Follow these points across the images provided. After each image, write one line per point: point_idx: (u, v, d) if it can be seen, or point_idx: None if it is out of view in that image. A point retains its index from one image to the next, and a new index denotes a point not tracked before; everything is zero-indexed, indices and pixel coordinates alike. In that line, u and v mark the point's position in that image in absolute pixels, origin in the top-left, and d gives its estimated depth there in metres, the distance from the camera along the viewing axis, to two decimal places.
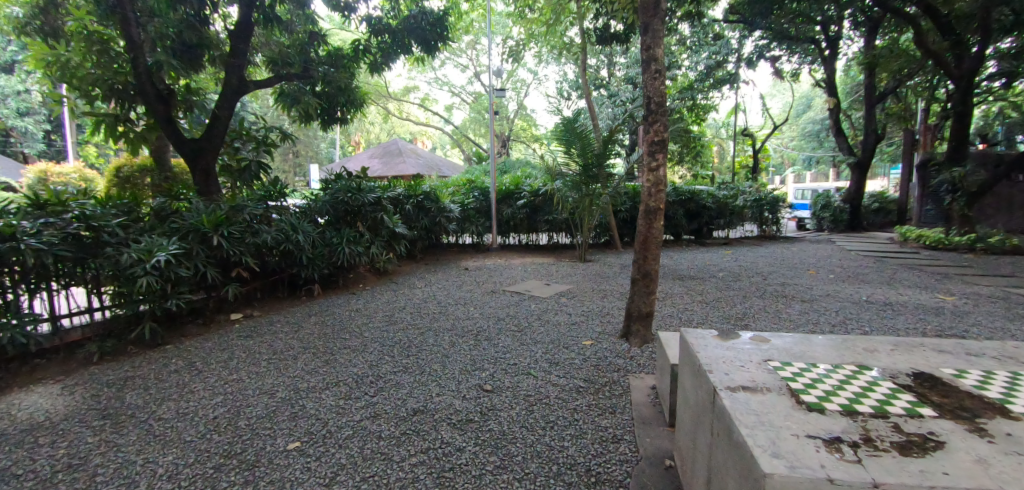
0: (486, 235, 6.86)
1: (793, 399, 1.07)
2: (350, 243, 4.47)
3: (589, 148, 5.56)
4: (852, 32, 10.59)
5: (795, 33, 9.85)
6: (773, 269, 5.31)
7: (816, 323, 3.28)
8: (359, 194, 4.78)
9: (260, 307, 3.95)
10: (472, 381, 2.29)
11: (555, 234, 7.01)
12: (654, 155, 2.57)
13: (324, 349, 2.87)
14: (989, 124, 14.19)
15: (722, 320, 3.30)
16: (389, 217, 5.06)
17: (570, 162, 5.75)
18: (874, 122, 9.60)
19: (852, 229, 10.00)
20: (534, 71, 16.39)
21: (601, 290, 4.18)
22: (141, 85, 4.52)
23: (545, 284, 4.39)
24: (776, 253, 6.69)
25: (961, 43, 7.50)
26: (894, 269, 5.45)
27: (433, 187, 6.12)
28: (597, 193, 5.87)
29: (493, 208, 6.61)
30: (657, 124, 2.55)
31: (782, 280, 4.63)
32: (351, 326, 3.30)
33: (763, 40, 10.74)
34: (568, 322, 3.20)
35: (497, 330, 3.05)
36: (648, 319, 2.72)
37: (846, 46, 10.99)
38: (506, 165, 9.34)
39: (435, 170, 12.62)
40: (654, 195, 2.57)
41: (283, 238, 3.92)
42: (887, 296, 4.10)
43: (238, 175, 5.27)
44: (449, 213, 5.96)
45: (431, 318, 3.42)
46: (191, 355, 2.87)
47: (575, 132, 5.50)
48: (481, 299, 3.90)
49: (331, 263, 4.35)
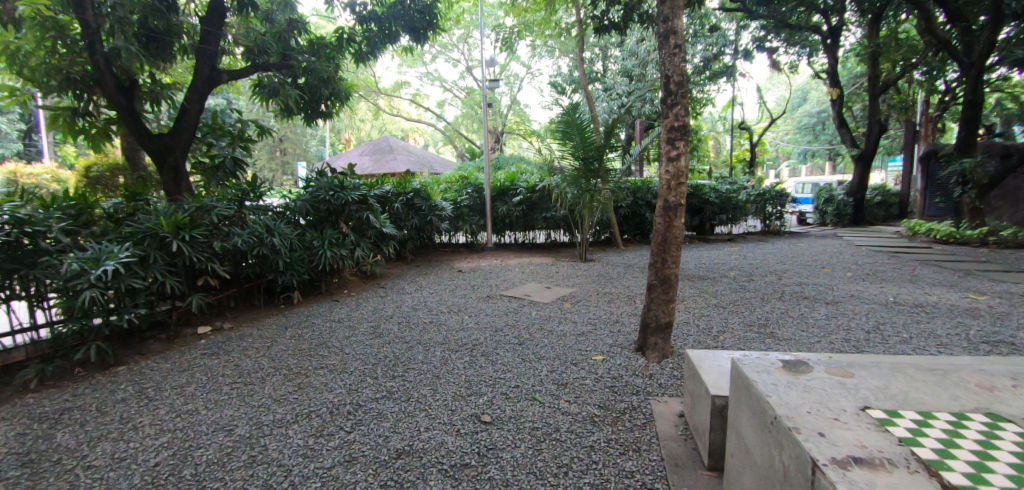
0: (480, 233, 6.52)
1: (935, 482, 0.75)
2: (332, 246, 4.09)
3: (589, 142, 5.21)
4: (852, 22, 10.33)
5: (796, 22, 9.57)
6: (786, 267, 4.99)
7: (848, 329, 2.96)
8: (342, 192, 4.40)
9: (233, 318, 3.59)
10: (467, 410, 1.95)
11: (553, 232, 6.67)
12: (674, 142, 2.22)
13: (297, 370, 2.51)
14: (989, 115, 13.98)
15: (745, 328, 2.97)
16: (375, 216, 4.68)
17: (569, 156, 5.40)
18: (878, 113, 9.34)
19: (856, 223, 9.75)
20: (528, 64, 16.03)
21: (607, 293, 3.85)
22: (100, 76, 4.11)
23: (545, 288, 4.04)
24: (785, 250, 6.38)
25: (971, 30, 7.20)
26: (913, 265, 5.15)
27: (424, 184, 5.74)
28: (598, 189, 5.53)
29: (487, 205, 6.26)
30: (676, 107, 2.21)
31: (799, 280, 4.31)
32: (331, 341, 2.93)
33: (762, 30, 10.47)
34: (574, 333, 2.86)
35: (496, 344, 2.70)
36: (667, 330, 2.39)
37: (846, 37, 10.76)
38: (501, 161, 8.99)
39: (427, 167, 12.24)
40: (675, 189, 2.23)
41: (257, 242, 3.55)
42: (915, 296, 3.79)
43: (211, 172, 4.86)
44: (442, 211, 5.61)
45: (420, 329, 3.06)
46: (144, 380, 2.50)
47: (574, 124, 5.14)
48: (476, 306, 3.55)
49: (313, 268, 3.98)
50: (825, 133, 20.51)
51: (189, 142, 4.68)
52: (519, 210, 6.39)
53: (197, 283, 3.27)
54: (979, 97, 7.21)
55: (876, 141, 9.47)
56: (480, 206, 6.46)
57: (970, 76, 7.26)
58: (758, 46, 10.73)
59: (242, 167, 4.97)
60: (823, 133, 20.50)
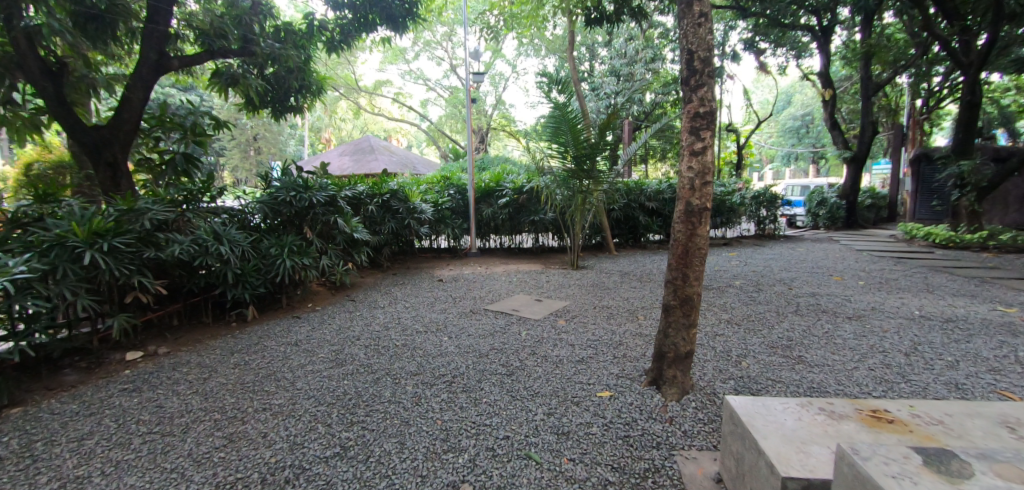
0: (463, 237, 6.05)
1: None
2: (294, 254, 3.59)
3: (582, 140, 4.77)
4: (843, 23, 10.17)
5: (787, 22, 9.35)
6: (791, 275, 4.65)
7: (883, 351, 2.58)
8: (306, 192, 3.88)
9: (173, 341, 3.07)
10: (441, 476, 1.51)
11: (540, 236, 6.25)
12: (700, 130, 1.81)
13: (233, 414, 2.02)
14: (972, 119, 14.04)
15: (767, 351, 2.57)
16: (345, 220, 4.18)
17: (560, 156, 4.97)
18: (870, 114, 9.15)
19: (849, 226, 9.55)
20: (513, 63, 15.62)
21: (605, 307, 3.43)
22: (22, 57, 3.56)
23: (535, 301, 3.61)
24: (785, 255, 6.07)
25: (969, 29, 6.99)
26: (923, 272, 4.86)
27: (402, 184, 5.27)
28: (590, 191, 5.12)
29: (470, 207, 5.79)
30: (702, 90, 1.80)
31: (810, 291, 3.96)
32: (281, 371, 2.45)
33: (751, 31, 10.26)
34: (571, 360, 2.42)
35: (479, 376, 2.25)
36: (687, 361, 1.97)
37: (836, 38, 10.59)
38: (486, 161, 8.53)
39: (410, 168, 11.73)
40: (700, 189, 1.82)
41: (200, 251, 3.04)
42: (940, 309, 3.46)
43: (159, 169, 4.24)
44: (422, 214, 5.13)
45: (391, 355, 2.59)
46: (36, 429, 2.00)
47: (566, 120, 4.72)
48: (457, 324, 3.10)
49: (270, 279, 3.48)
50: (810, 135, 20.61)
51: (130, 137, 4.14)
52: (505, 212, 5.93)
53: (124, 302, 2.76)
54: (977, 98, 7.01)
55: (869, 143, 9.28)
56: (463, 208, 6.01)
57: (969, 76, 7.05)
58: (748, 46, 10.43)
59: (194, 163, 4.35)
60: (808, 135, 20.59)
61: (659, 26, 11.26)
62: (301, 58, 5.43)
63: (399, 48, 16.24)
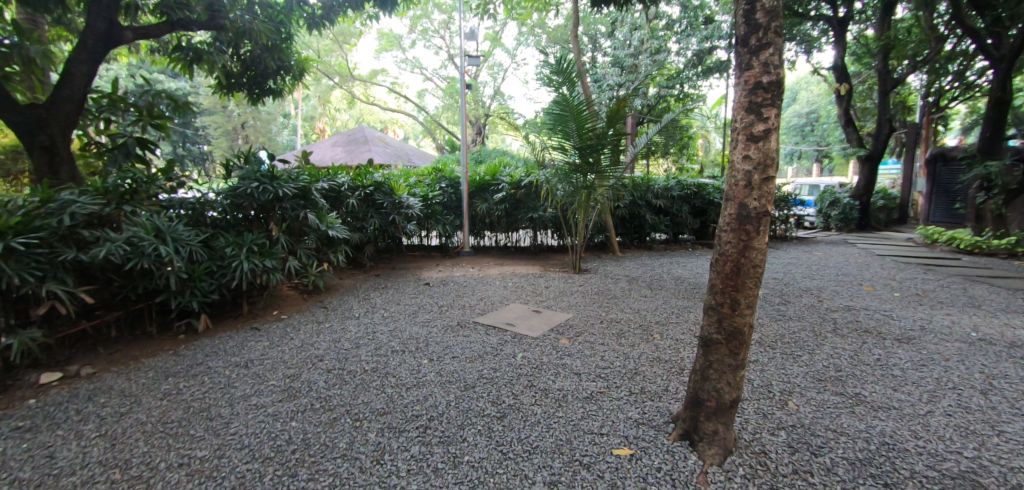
0: (455, 235, 5.55)
1: None
2: (255, 254, 3.09)
3: (587, 130, 4.28)
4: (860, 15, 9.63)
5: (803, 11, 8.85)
6: (816, 284, 4.19)
7: (955, 388, 2.13)
8: (272, 183, 3.34)
9: (105, 358, 2.59)
10: None
11: (539, 234, 5.76)
12: (763, 105, 1.33)
13: (139, 472, 1.56)
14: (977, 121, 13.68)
15: (816, 386, 2.11)
16: (319, 215, 3.66)
17: (563, 147, 4.49)
18: (888, 111, 8.68)
19: (861, 228, 9.12)
20: (512, 53, 15.06)
21: (614, 321, 2.97)
22: None
23: (533, 312, 3.13)
24: (803, 259, 5.61)
25: (1000, 22, 6.58)
26: (961, 283, 4.42)
27: (388, 175, 4.77)
28: (595, 186, 4.63)
29: (463, 202, 5.30)
30: (768, 52, 1.32)
31: (844, 304, 3.50)
32: (216, 407, 1.97)
33: None
34: (579, 396, 1.95)
35: (464, 419, 1.78)
36: (731, 413, 1.51)
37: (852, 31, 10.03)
38: (482, 154, 8.03)
39: (404, 160, 11.21)
40: (759, 187, 1.35)
41: (134, 252, 2.55)
42: (998, 329, 3.02)
43: (107, 154, 3.73)
44: (409, 209, 4.63)
45: (358, 384, 2.12)
46: None
47: (569, 107, 4.23)
48: (442, 341, 2.63)
49: (225, 284, 2.99)
50: (815, 134, 20.17)
51: (71, 118, 3.66)
52: (501, 208, 5.44)
53: (35, 313, 2.29)
54: (1008, 95, 6.57)
55: (885, 141, 8.82)
56: (455, 203, 5.52)
57: (1000, 70, 6.59)
58: None
59: (148, 149, 3.85)
60: (812, 133, 20.15)
61: (664, 17, 10.71)
62: (275, 36, 4.90)
63: (395, 35, 15.65)
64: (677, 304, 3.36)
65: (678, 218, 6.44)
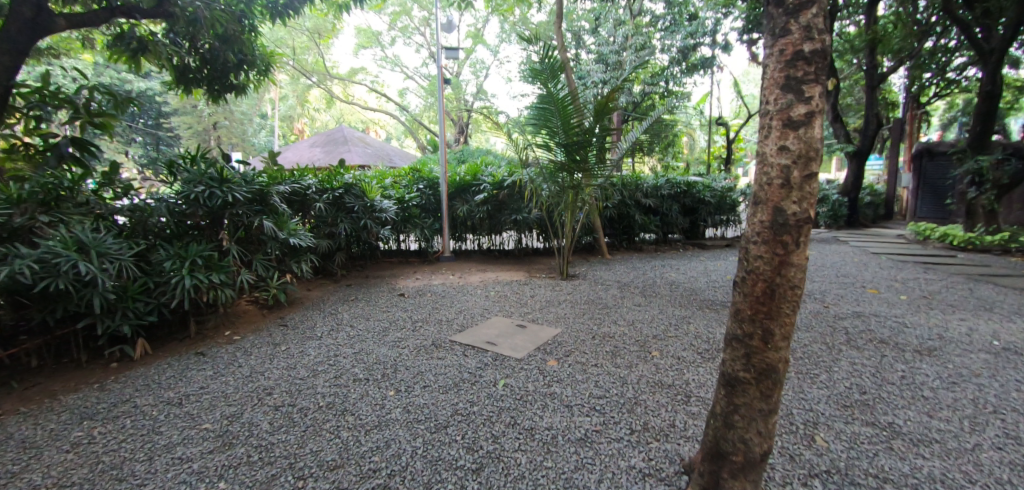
0: (435, 239, 5.20)
1: None
2: (201, 268, 2.72)
3: (573, 125, 3.97)
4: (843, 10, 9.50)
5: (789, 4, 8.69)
6: (818, 287, 3.95)
7: (997, 413, 1.87)
8: (222, 187, 2.97)
9: (15, 395, 2.20)
10: None
11: (523, 236, 5.44)
12: (805, 79, 1.04)
13: None
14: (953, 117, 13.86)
15: (841, 415, 1.83)
16: (278, 221, 3.29)
17: (548, 144, 4.17)
18: (875, 106, 8.57)
19: (851, 225, 9.00)
20: (494, 50, 14.72)
21: (608, 336, 2.65)
22: None
23: (518, 327, 2.81)
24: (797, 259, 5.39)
25: (991, 13, 6.46)
26: (967, 283, 4.22)
27: (359, 176, 4.40)
28: (583, 185, 4.32)
29: (443, 204, 4.95)
30: (810, 13, 1.04)
31: (851, 310, 3.25)
32: (128, 465, 1.61)
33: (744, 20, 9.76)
34: (572, 437, 1.64)
35: (432, 475, 1.45)
36: (760, 467, 1.22)
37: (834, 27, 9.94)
38: (463, 154, 7.67)
39: (385, 160, 10.78)
40: (799, 187, 1.06)
41: (47, 270, 2.17)
42: (1021, 336, 2.79)
43: (39, 157, 3.31)
44: (382, 212, 4.27)
45: (308, 427, 1.78)
46: None
47: (553, 101, 3.91)
48: (414, 365, 2.29)
49: (165, 303, 2.61)
50: None
51: None
52: (482, 210, 5.11)
53: None
54: (997, 88, 6.42)
55: (873, 137, 8.72)
56: (434, 206, 5.17)
57: (990, 64, 6.44)
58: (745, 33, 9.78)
59: (87, 150, 3.44)
60: None
61: (648, 13, 10.51)
62: (231, 27, 4.49)
63: (374, 32, 15.20)
64: (674, 314, 3.06)
65: (668, 217, 6.18)
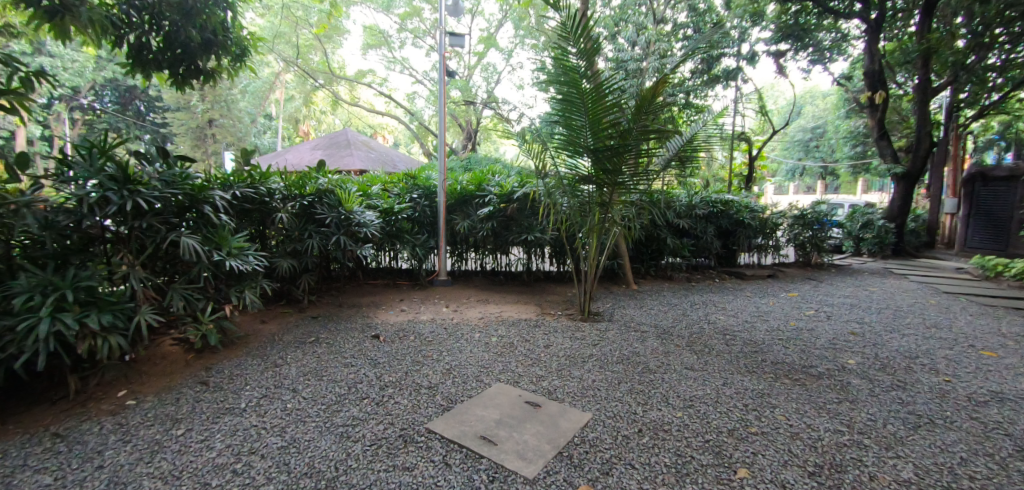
0: (429, 259, 4.35)
1: None
2: (75, 306, 1.88)
3: (605, 124, 3.12)
4: (858, 29, 9.05)
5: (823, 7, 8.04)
6: (914, 344, 3.07)
7: None
8: (124, 189, 2.13)
9: None
10: None
11: (534, 258, 4.56)
12: None
13: None
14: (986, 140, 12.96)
15: None
16: (211, 238, 2.45)
17: (571, 148, 3.30)
18: (930, 124, 7.71)
19: (898, 254, 8.04)
20: (506, 54, 14.00)
21: (664, 431, 1.79)
22: None
23: (528, 404, 1.96)
24: (862, 298, 4.47)
25: None
26: None
27: (336, 180, 3.57)
28: (613, 201, 3.45)
29: (440, 218, 4.11)
30: None
31: (985, 390, 2.36)
32: None
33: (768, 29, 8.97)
34: None
35: None
36: None
37: (851, 48, 9.34)
38: (470, 161, 6.86)
39: (389, 165, 10.02)
40: None
41: None
42: None
43: None
44: (362, 227, 3.45)
45: None
46: None
47: (580, 93, 3.08)
48: (364, 485, 1.44)
49: (13, 358, 1.79)
50: (819, 150, 19.34)
51: None
52: (486, 227, 4.27)
53: None
54: None
55: (925, 158, 7.89)
56: (430, 219, 4.35)
57: None
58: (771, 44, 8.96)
59: None
60: (818, 149, 19.31)
61: (671, 21, 9.78)
62: None
63: (381, 31, 14.54)
64: (744, 387, 2.20)
65: (702, 241, 5.31)
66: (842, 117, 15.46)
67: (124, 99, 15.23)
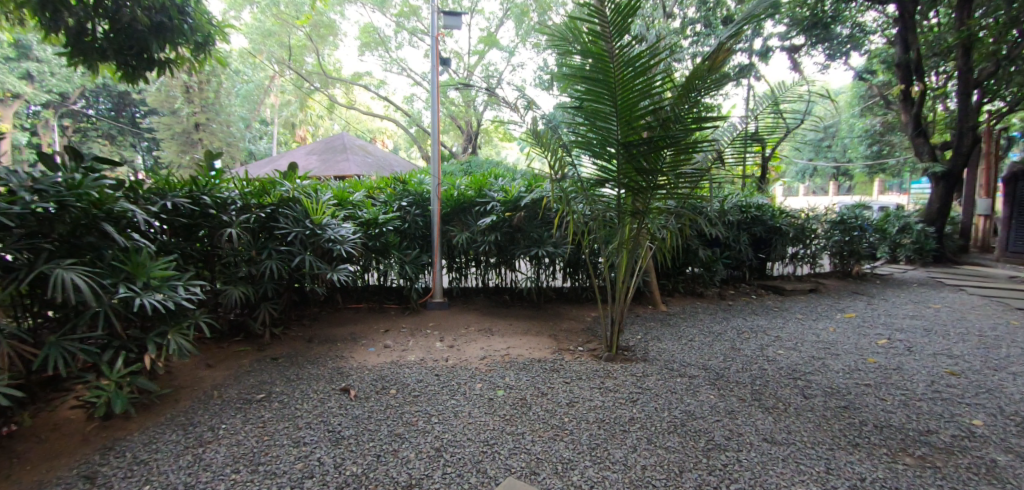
0: (423, 278, 3.70)
1: None
2: None
3: (639, 113, 2.45)
4: (880, 21, 8.38)
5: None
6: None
7: None
8: None
9: None
10: None
11: (546, 276, 3.90)
12: None
13: None
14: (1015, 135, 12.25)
15: None
16: (114, 270, 1.83)
17: (595, 145, 2.62)
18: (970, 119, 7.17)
19: (939, 261, 7.38)
20: (508, 53, 13.40)
21: None
22: None
23: None
24: (930, 319, 3.81)
25: None
26: None
27: (304, 186, 2.92)
28: (649, 209, 2.78)
29: (434, 230, 3.46)
30: None
31: None
32: None
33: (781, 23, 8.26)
34: None
35: None
36: None
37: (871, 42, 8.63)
38: (471, 165, 6.23)
39: (386, 170, 9.39)
40: None
41: None
42: None
43: None
44: (335, 244, 2.79)
45: None
46: None
47: (605, 76, 2.41)
48: None
49: None
50: (832, 151, 18.71)
51: None
52: (489, 240, 3.59)
53: None
54: None
55: (966, 156, 7.31)
56: (422, 232, 3.70)
57: None
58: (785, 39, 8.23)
59: None
60: (830, 149, 18.69)
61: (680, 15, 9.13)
62: None
63: (376, 30, 13.94)
64: (861, 479, 1.55)
65: (735, 252, 4.67)
66: (858, 116, 14.83)
67: (118, 105, 14.71)
